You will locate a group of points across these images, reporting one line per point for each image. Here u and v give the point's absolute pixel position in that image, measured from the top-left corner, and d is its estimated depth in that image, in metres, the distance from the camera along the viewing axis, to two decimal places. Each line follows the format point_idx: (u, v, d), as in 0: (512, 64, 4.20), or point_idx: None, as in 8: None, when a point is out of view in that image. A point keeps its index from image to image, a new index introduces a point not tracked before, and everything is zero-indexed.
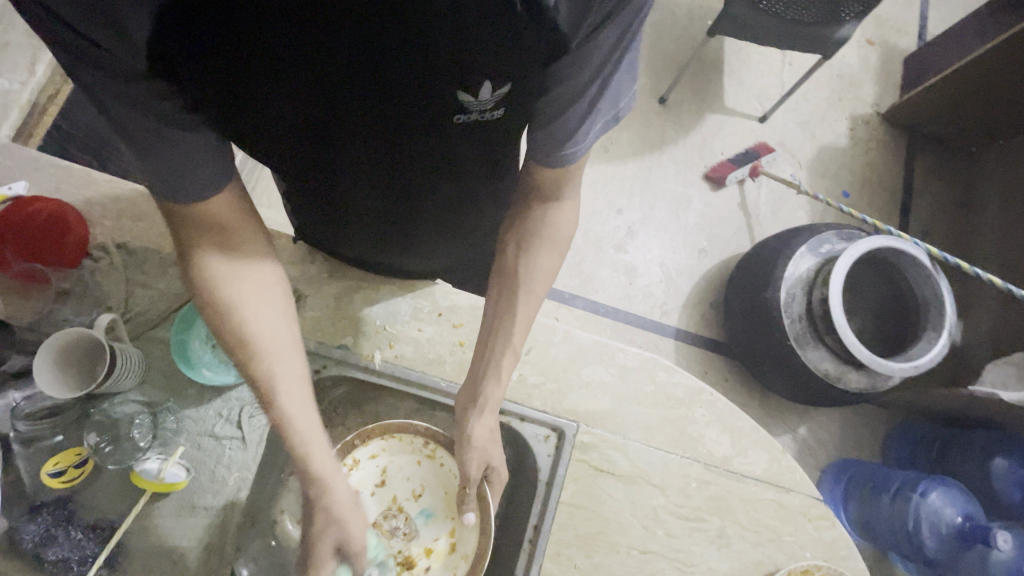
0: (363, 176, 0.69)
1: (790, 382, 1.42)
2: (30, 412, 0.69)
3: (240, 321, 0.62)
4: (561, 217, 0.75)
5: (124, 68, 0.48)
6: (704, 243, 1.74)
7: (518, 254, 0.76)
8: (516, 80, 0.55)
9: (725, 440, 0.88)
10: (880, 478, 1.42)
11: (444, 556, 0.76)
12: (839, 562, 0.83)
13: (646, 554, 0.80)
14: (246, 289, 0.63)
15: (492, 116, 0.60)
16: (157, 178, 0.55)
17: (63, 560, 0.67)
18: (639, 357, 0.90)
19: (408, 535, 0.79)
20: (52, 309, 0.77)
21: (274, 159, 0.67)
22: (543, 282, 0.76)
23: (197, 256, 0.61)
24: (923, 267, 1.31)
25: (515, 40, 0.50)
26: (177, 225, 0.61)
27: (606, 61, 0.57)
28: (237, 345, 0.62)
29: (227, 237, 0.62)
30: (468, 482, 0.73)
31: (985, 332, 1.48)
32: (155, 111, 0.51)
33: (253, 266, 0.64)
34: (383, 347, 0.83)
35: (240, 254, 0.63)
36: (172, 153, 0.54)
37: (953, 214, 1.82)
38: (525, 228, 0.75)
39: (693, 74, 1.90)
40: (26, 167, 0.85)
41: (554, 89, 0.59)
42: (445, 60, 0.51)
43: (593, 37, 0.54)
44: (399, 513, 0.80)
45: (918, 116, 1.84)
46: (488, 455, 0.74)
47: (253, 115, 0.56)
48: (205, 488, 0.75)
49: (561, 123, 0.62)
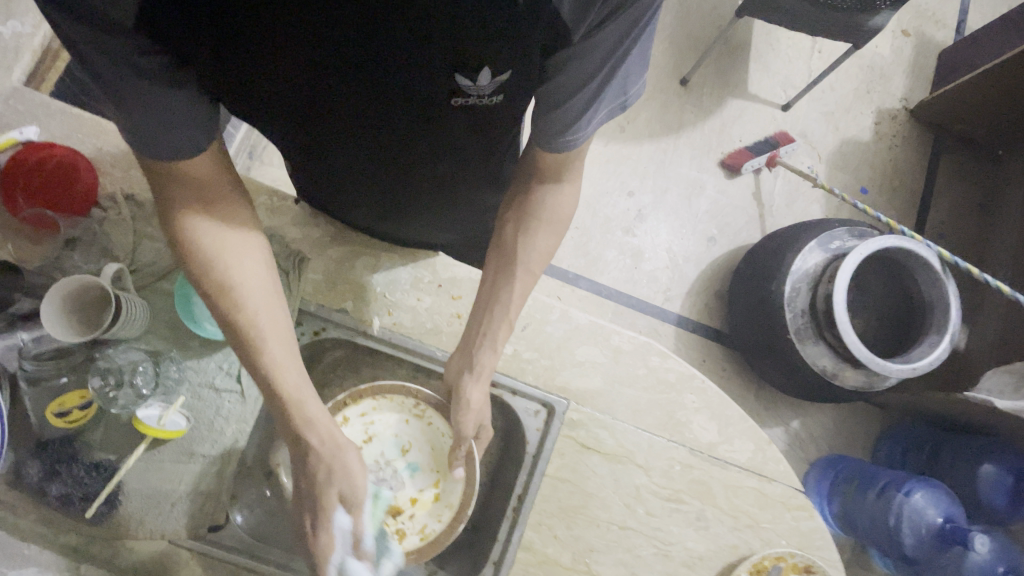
0: (360, 148, 0.69)
1: (786, 375, 1.43)
2: (36, 353, 0.72)
3: (233, 291, 0.63)
4: (563, 198, 0.74)
5: (112, 23, 0.46)
6: (714, 231, 1.73)
7: (517, 231, 0.76)
8: (516, 69, 0.56)
9: (712, 427, 0.89)
10: (868, 474, 1.42)
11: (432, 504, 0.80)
12: (812, 551, 0.86)
13: (625, 530, 0.83)
14: (233, 253, 0.63)
15: (491, 101, 0.60)
16: (139, 140, 0.55)
17: (65, 495, 0.71)
18: (635, 341, 0.91)
19: (396, 485, 0.82)
20: (61, 256, 0.78)
21: (269, 124, 0.67)
22: (540, 261, 0.77)
23: (184, 222, 0.62)
24: (933, 269, 1.29)
25: (514, 27, 0.50)
26: (159, 185, 0.61)
27: (611, 54, 0.55)
28: (218, 297, 0.63)
29: (207, 196, 0.62)
30: (461, 440, 0.77)
31: (991, 340, 1.46)
32: (138, 67, 0.50)
33: (235, 222, 0.65)
34: (382, 314, 0.85)
35: (226, 211, 0.64)
36: (153, 116, 0.53)
37: (971, 217, 1.79)
38: (525, 208, 0.75)
39: (718, 55, 1.85)
40: (38, 112, 0.85)
41: (555, 79, 0.58)
42: (440, 44, 0.52)
43: (599, 30, 0.52)
44: (387, 467, 0.83)
45: (947, 114, 1.79)
46: (482, 417, 0.77)
47: (246, 75, 0.56)
48: (204, 436, 0.78)
49: (561, 113, 0.60)
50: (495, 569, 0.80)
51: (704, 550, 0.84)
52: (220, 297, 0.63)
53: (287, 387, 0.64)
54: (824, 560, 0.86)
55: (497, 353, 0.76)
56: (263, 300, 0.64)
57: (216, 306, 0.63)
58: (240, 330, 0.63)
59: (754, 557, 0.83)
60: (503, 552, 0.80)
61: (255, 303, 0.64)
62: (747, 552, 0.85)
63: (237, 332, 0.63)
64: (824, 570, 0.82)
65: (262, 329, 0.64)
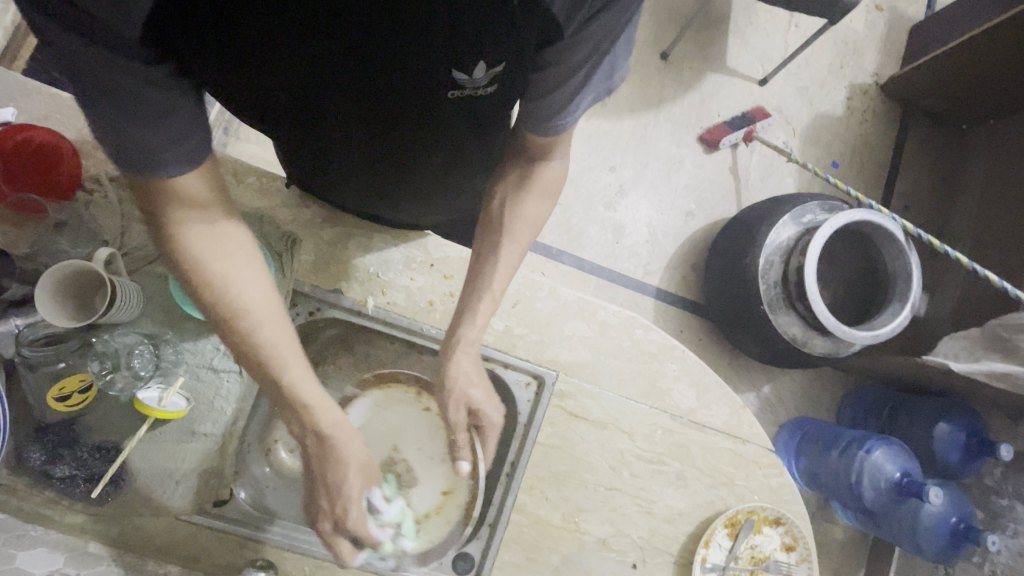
0: (357, 137, 0.72)
1: (760, 345, 1.50)
2: (31, 338, 0.72)
3: (251, 315, 0.65)
4: (553, 172, 0.80)
5: (126, 44, 0.48)
6: (692, 206, 1.77)
7: (505, 202, 0.80)
8: (507, 63, 0.60)
9: (691, 394, 0.95)
10: (831, 434, 1.53)
11: (439, 506, 0.89)
12: (782, 504, 0.94)
13: (611, 490, 0.89)
14: (256, 313, 0.65)
15: (485, 91, 0.64)
16: (129, 153, 0.55)
17: (70, 476, 0.72)
18: (619, 315, 0.95)
19: (409, 483, 0.90)
20: (48, 240, 0.78)
21: (267, 118, 0.69)
22: (527, 228, 0.80)
23: (192, 248, 0.62)
24: (897, 244, 1.37)
25: (510, 29, 0.55)
26: (158, 220, 0.61)
27: (599, 44, 0.60)
28: (253, 357, 0.66)
29: (227, 251, 0.64)
30: (456, 427, 0.78)
31: (948, 308, 1.56)
32: (150, 82, 0.52)
33: (252, 277, 0.66)
34: (375, 293, 0.87)
35: (243, 273, 0.65)
36: (146, 133, 0.54)
37: (934, 190, 1.87)
38: (514, 179, 0.81)
39: (698, 29, 1.86)
40: (13, 92, 0.84)
41: (549, 68, 0.63)
42: (440, 47, 0.56)
43: (590, 23, 0.58)
44: (399, 463, 0.91)
45: (917, 90, 1.85)
46: (468, 398, 0.77)
47: (248, 75, 0.59)
48: (205, 415, 0.80)
49: (553, 99, 0.66)
50: (490, 533, 0.85)
51: (683, 506, 0.91)
52: (230, 316, 0.64)
53: (310, 400, 0.67)
54: (792, 512, 0.94)
55: (478, 326, 0.77)
56: (274, 323, 0.66)
57: (231, 335, 0.65)
58: (255, 353, 0.65)
59: (729, 511, 0.90)
60: (497, 516, 0.85)
61: (268, 321, 0.66)
62: (723, 507, 0.92)
63: (252, 355, 0.66)
64: (792, 520, 0.91)
65: (276, 343, 0.66)
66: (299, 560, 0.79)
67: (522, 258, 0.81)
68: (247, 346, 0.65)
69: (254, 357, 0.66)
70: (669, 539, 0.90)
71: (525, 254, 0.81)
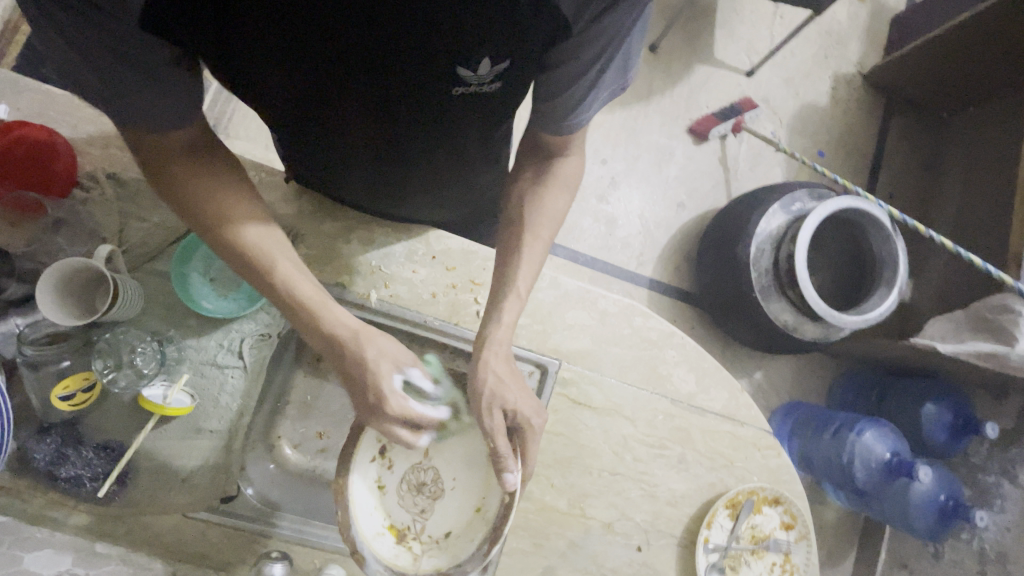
0: (361, 131, 0.72)
1: (752, 331, 1.53)
2: (33, 338, 0.72)
3: (236, 210, 0.65)
4: (571, 168, 0.81)
5: (122, 28, 0.50)
6: (683, 197, 1.79)
7: (526, 197, 0.81)
8: (512, 60, 0.61)
9: (691, 378, 0.96)
10: (822, 417, 1.57)
11: (467, 522, 0.76)
12: (779, 483, 0.96)
13: (615, 475, 0.91)
14: (237, 205, 0.66)
15: (490, 89, 0.65)
16: (136, 123, 0.58)
17: (75, 477, 0.71)
18: (619, 303, 0.96)
19: (434, 493, 0.79)
20: (47, 240, 0.78)
21: (271, 110, 0.70)
22: (553, 220, 0.81)
23: (167, 170, 0.63)
24: (884, 229, 1.40)
25: (512, 27, 0.56)
26: (147, 163, 0.63)
27: (609, 44, 0.61)
28: (249, 257, 0.65)
29: (199, 157, 0.64)
30: (494, 432, 0.72)
31: (933, 291, 1.61)
32: (150, 67, 0.54)
33: (229, 179, 0.67)
34: (378, 287, 0.87)
35: (218, 177, 0.65)
36: (156, 107, 0.57)
37: (917, 176, 1.91)
38: (534, 174, 0.81)
39: (685, 21, 1.88)
40: (3, 88, 0.83)
41: (561, 66, 0.64)
42: (442, 43, 0.56)
43: (598, 20, 0.58)
44: (427, 469, 0.80)
45: (900, 79, 1.88)
46: (501, 398, 0.74)
47: (249, 66, 0.59)
48: (210, 412, 0.80)
49: (568, 97, 0.67)
50: None
51: (685, 489, 0.93)
52: (216, 225, 0.64)
53: (310, 293, 0.67)
54: (790, 491, 0.96)
55: (504, 324, 0.77)
56: (256, 216, 0.67)
57: (221, 243, 0.65)
58: (248, 250, 0.65)
59: (730, 492, 0.93)
60: None
61: (251, 214, 0.66)
62: (723, 489, 0.94)
63: (247, 257, 0.65)
64: (790, 499, 0.93)
65: (261, 233, 0.66)
66: (309, 554, 0.78)
67: (545, 256, 0.81)
68: (238, 246, 0.65)
69: (250, 254, 0.65)
70: (672, 521, 0.92)
71: (548, 252, 0.81)
